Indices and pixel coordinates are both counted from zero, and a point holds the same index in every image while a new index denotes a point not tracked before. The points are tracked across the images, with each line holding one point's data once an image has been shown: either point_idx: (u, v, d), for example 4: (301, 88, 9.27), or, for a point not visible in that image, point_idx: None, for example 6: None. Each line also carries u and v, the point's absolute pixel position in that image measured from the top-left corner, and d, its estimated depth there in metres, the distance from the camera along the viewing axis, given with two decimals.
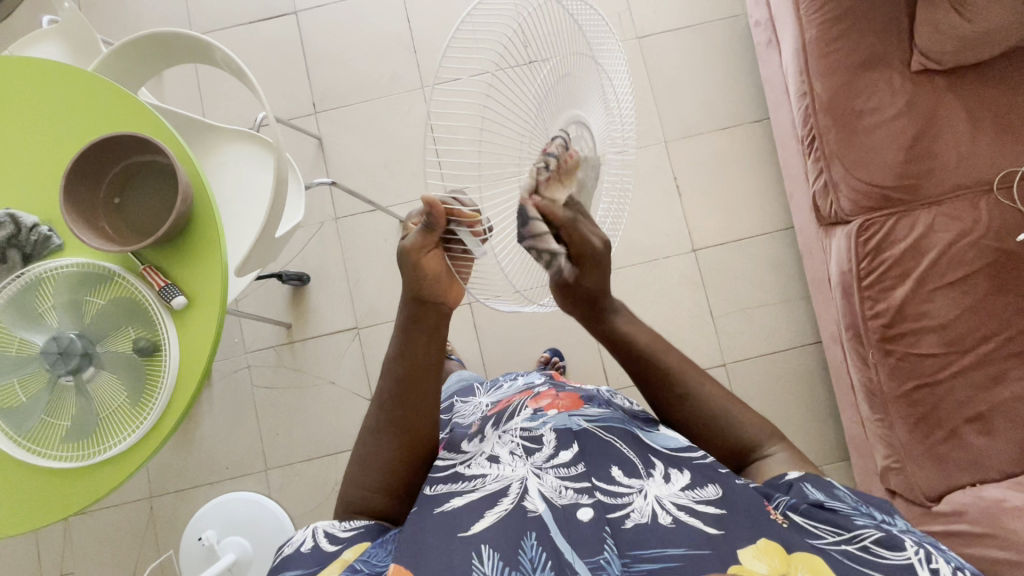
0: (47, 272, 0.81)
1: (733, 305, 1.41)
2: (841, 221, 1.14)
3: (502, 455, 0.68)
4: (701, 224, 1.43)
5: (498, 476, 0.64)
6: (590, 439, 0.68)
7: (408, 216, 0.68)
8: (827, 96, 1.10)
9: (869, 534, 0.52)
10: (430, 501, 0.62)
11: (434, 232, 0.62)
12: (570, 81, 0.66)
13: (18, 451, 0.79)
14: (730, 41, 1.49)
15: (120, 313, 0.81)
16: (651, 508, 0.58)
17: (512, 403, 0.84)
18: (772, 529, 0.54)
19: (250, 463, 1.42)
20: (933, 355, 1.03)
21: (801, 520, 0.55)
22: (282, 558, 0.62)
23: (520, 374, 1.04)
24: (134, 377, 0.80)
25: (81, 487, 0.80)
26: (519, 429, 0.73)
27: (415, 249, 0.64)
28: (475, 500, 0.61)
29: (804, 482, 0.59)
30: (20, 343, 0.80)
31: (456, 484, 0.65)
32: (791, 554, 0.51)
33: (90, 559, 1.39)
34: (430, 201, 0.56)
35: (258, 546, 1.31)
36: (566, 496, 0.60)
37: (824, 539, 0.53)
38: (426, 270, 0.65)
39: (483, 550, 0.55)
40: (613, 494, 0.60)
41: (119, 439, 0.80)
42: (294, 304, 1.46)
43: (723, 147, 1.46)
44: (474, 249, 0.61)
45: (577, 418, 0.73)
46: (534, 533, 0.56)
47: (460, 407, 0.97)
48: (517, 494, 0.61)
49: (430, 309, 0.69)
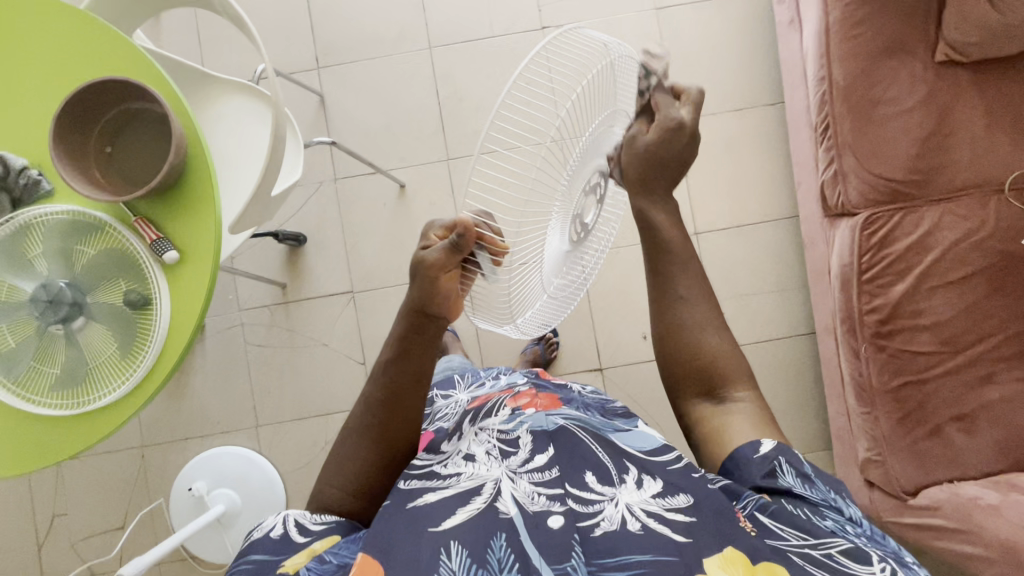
0: (35, 218, 0.80)
1: (730, 291, 1.40)
2: (845, 215, 1.12)
3: (478, 455, 0.71)
4: (706, 207, 1.42)
5: (472, 475, 0.67)
6: (563, 442, 0.70)
7: (430, 226, 0.71)
8: (844, 83, 1.07)
9: (837, 544, 0.54)
10: (403, 497, 0.65)
11: (459, 252, 0.66)
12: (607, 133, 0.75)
13: (8, 396, 0.79)
14: (751, 17, 1.43)
15: (111, 263, 0.80)
16: (621, 516, 0.60)
17: (491, 400, 0.88)
18: (740, 538, 0.56)
19: (241, 419, 1.44)
20: (925, 353, 1.04)
21: (767, 520, 0.58)
22: (248, 541, 0.64)
23: (501, 375, 1.07)
24: (123, 328, 0.80)
25: (68, 437, 0.80)
26: (496, 430, 0.76)
27: (436, 267, 0.67)
28: (449, 496, 0.64)
29: (781, 458, 0.62)
30: (8, 289, 0.80)
31: (431, 481, 0.68)
32: (755, 564, 0.54)
33: (82, 502, 1.42)
34: (466, 224, 0.63)
35: (246, 498, 1.36)
36: (537, 502, 0.63)
37: (788, 542, 0.55)
38: (441, 288, 0.67)
39: (452, 546, 0.58)
40: (585, 501, 0.62)
41: (109, 389, 0.80)
42: (290, 263, 1.45)
43: (735, 129, 1.42)
44: (489, 273, 0.68)
45: (553, 419, 0.75)
46: (503, 534, 0.59)
47: (439, 403, 0.98)
48: (491, 495, 0.64)
49: (431, 323, 0.71)
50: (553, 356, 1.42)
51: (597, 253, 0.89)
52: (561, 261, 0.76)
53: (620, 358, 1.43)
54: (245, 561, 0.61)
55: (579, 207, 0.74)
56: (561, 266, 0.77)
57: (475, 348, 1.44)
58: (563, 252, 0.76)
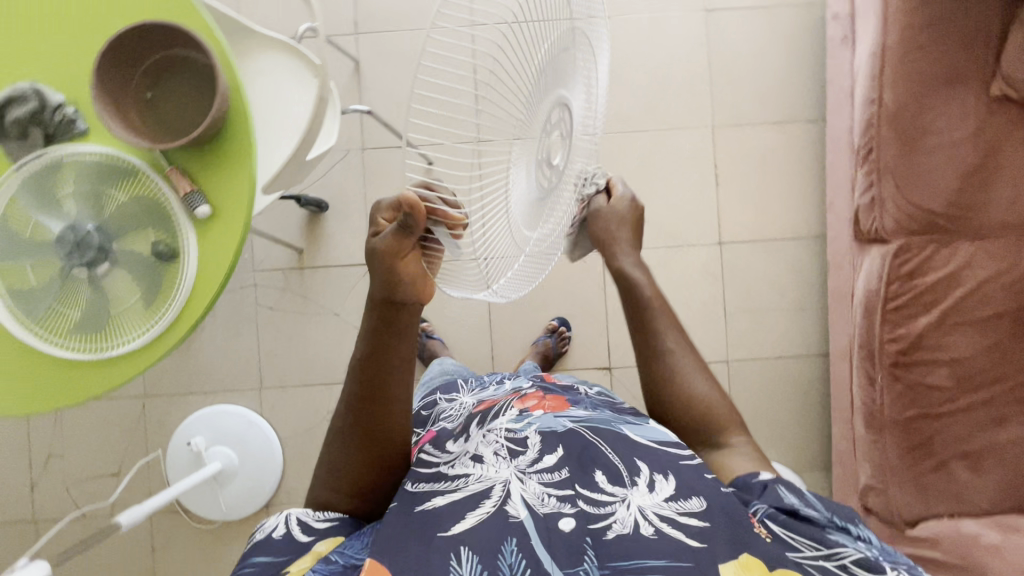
0: (67, 157, 0.79)
1: (748, 304, 1.40)
2: (876, 241, 1.11)
3: (485, 455, 0.75)
4: (733, 218, 1.41)
5: (481, 476, 0.72)
6: (570, 443, 0.75)
7: (376, 209, 0.64)
8: (894, 107, 1.05)
9: (848, 555, 0.59)
10: (412, 498, 0.69)
11: (411, 233, 0.60)
12: (564, 57, 0.64)
13: (26, 335, 0.78)
14: (802, 29, 1.40)
15: (141, 210, 0.79)
16: (633, 519, 0.65)
17: (498, 403, 0.90)
18: (755, 544, 0.61)
19: (245, 380, 1.43)
20: (941, 388, 1.04)
21: (780, 530, 0.63)
22: (254, 543, 0.70)
23: (505, 377, 1.09)
24: (148, 277, 0.79)
25: (83, 381, 0.79)
26: (503, 431, 0.79)
27: (390, 252, 0.62)
28: (456, 501, 0.68)
29: (777, 484, 0.66)
30: (35, 227, 0.78)
31: (438, 484, 0.72)
32: (773, 570, 0.59)
33: (80, 446, 1.42)
34: (411, 200, 0.54)
35: (241, 458, 1.39)
36: (547, 504, 0.68)
37: (803, 553, 0.60)
38: (402, 272, 0.63)
39: (462, 551, 0.62)
40: (596, 503, 0.67)
41: (130, 338, 0.78)
42: (309, 229, 1.43)
43: (771, 141, 1.41)
44: (451, 249, 0.59)
45: (561, 420, 0.80)
46: (514, 539, 0.63)
47: (443, 404, 1.00)
48: (500, 497, 0.68)
49: (402, 310, 0.67)
50: (564, 349, 1.41)
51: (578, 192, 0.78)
52: (533, 209, 0.65)
53: (630, 359, 1.42)
54: (251, 562, 0.67)
55: (543, 149, 0.64)
56: (534, 216, 0.65)
57: (487, 335, 1.44)
58: (533, 199, 0.64)
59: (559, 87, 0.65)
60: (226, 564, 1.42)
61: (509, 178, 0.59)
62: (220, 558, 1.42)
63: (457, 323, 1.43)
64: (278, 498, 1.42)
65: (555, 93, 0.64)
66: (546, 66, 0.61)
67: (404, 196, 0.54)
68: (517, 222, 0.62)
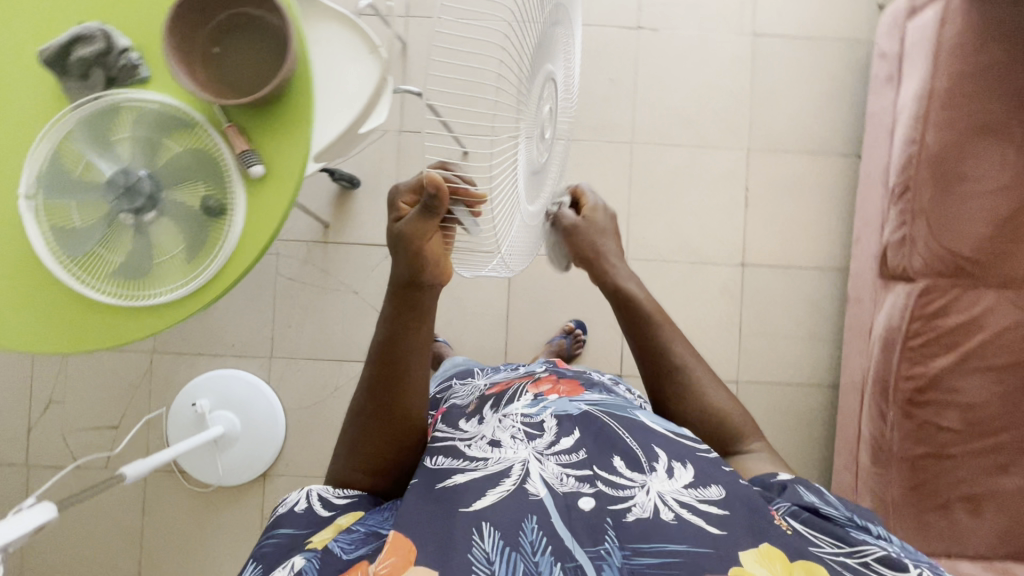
0: (126, 101, 0.78)
1: (763, 328, 1.41)
2: (901, 278, 1.13)
3: (503, 439, 0.74)
4: (759, 241, 1.42)
5: (500, 458, 0.71)
6: (587, 427, 0.76)
7: (396, 191, 0.65)
8: (935, 151, 1.07)
9: (871, 552, 0.59)
10: (432, 475, 0.69)
11: (435, 215, 0.62)
12: (552, 32, 0.69)
13: (63, 274, 0.77)
14: (846, 64, 1.42)
15: (194, 162, 0.79)
16: (653, 504, 0.65)
17: (512, 386, 0.93)
18: (775, 535, 0.61)
19: (256, 347, 1.43)
20: (952, 430, 1.05)
21: (802, 528, 0.63)
22: (278, 516, 0.72)
23: (520, 364, 1.12)
24: (195, 230, 0.78)
25: (115, 326, 0.79)
26: (519, 415, 0.79)
27: (415, 235, 0.64)
28: (478, 478, 0.68)
29: (797, 485, 0.68)
30: (86, 167, 0.78)
31: (458, 462, 0.71)
32: (793, 561, 0.58)
33: (82, 395, 1.41)
34: (435, 180, 0.57)
35: (244, 424, 1.38)
36: (566, 483, 0.68)
37: (825, 549, 0.60)
38: (426, 252, 0.66)
39: (484, 526, 0.62)
40: (615, 486, 0.68)
41: (170, 288, 0.78)
42: (337, 204, 1.43)
43: (804, 171, 1.42)
44: (469, 225, 0.64)
45: (577, 403, 0.82)
46: (534, 517, 0.63)
47: (457, 389, 1.04)
48: (519, 477, 0.68)
49: (423, 291, 0.70)
50: (578, 352, 1.41)
51: (557, 168, 0.87)
52: (530, 184, 0.73)
53: None
54: (274, 535, 0.69)
55: (539, 128, 0.71)
56: (531, 190, 0.74)
57: (503, 330, 1.44)
58: (530, 176, 0.72)
59: (549, 63, 0.70)
60: (217, 530, 1.41)
61: (517, 160, 0.65)
62: (211, 523, 1.41)
63: (474, 315, 1.44)
64: (277, 469, 1.41)
65: (546, 69, 0.69)
66: (540, 44, 0.66)
67: (425, 174, 0.57)
68: (519, 197, 0.70)
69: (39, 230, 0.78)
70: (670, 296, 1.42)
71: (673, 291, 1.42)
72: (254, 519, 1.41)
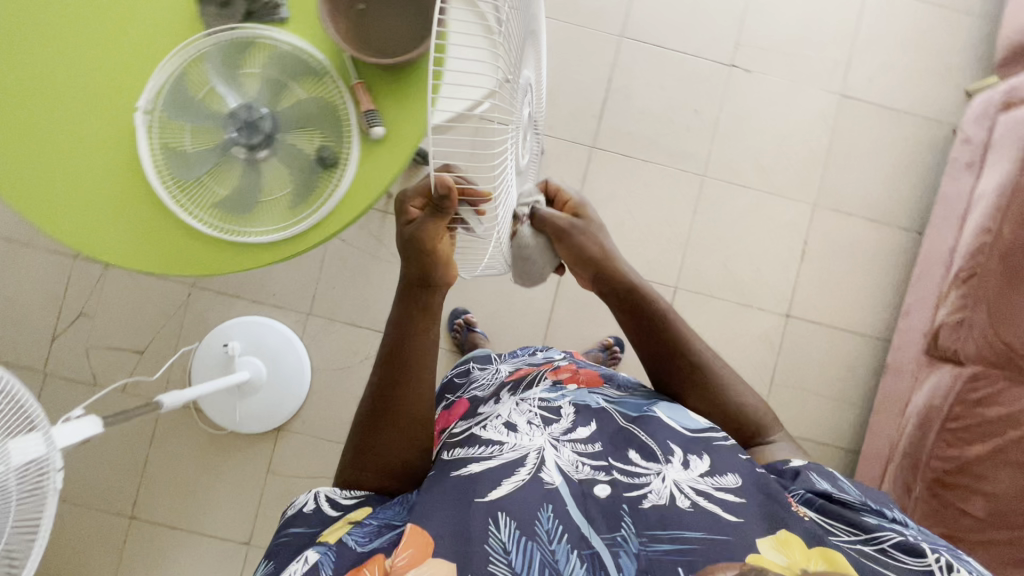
0: (261, 38, 0.78)
1: (795, 381, 1.43)
2: (950, 360, 1.15)
3: (519, 423, 0.72)
4: (807, 296, 1.44)
5: (516, 445, 0.68)
6: (606, 421, 0.74)
7: (404, 197, 0.66)
8: (1010, 243, 1.07)
9: (888, 538, 0.59)
10: (446, 466, 0.67)
11: (445, 215, 0.62)
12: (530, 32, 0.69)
13: (166, 195, 0.78)
14: (924, 142, 1.45)
15: (315, 111, 0.78)
16: (669, 491, 0.62)
17: (532, 373, 0.94)
18: (796, 523, 0.59)
19: (295, 301, 1.43)
20: (973, 517, 1.06)
21: (817, 516, 0.62)
22: (287, 518, 0.69)
23: (540, 350, 1.13)
24: (304, 177, 0.78)
25: (208, 257, 0.79)
26: (537, 400, 0.78)
27: (428, 236, 0.65)
28: (493, 467, 0.64)
29: (810, 471, 0.67)
30: (209, 93, 0.78)
31: (473, 450, 0.69)
32: (812, 549, 0.57)
33: (113, 314, 1.40)
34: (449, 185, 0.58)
35: (269, 375, 1.37)
36: (582, 471, 0.66)
37: (841, 537, 0.59)
38: (438, 252, 0.66)
39: (500, 517, 0.59)
40: (630, 474, 0.65)
41: (267, 229, 0.79)
42: (405, 178, 1.44)
43: (863, 236, 1.44)
44: (476, 224, 0.68)
45: (595, 397, 0.80)
46: (550, 506, 0.61)
47: (477, 373, 1.04)
48: (534, 465, 0.65)
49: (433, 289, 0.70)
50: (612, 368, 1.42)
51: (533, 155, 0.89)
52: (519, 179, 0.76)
53: None
54: (285, 535, 0.67)
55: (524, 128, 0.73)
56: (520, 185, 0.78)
57: (541, 333, 1.44)
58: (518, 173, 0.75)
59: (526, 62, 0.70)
60: (220, 475, 1.40)
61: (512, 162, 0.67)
62: (217, 467, 1.41)
63: (517, 313, 1.44)
64: (292, 426, 1.41)
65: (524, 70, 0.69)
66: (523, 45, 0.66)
67: (433, 179, 0.57)
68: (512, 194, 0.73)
69: (150, 148, 0.78)
70: (711, 332, 1.43)
71: (715, 328, 1.43)
72: (259, 472, 1.40)
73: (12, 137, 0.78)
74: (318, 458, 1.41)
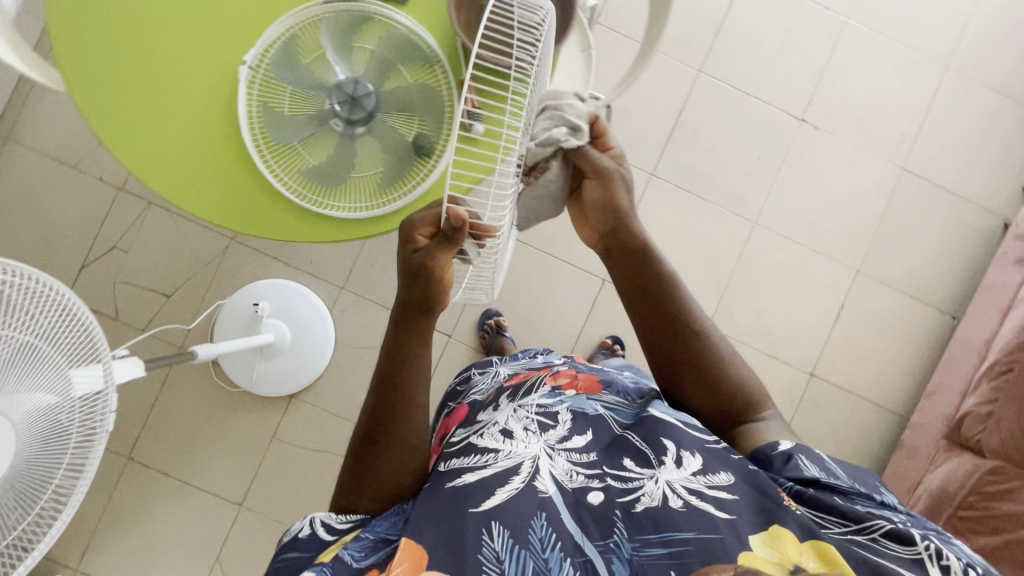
0: (379, 14, 0.76)
1: (807, 439, 1.43)
2: (972, 449, 1.16)
3: (515, 430, 0.66)
4: (833, 359, 1.45)
5: (510, 452, 0.62)
6: (602, 429, 0.69)
7: (416, 223, 0.64)
8: None
9: (878, 526, 0.51)
10: (443, 477, 0.62)
11: (452, 241, 0.60)
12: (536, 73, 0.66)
13: (255, 154, 0.77)
14: (974, 229, 1.46)
15: (419, 96, 0.76)
16: (661, 493, 0.57)
17: (531, 377, 0.83)
18: (787, 515, 0.53)
19: (331, 273, 1.42)
20: None
21: (807, 511, 0.54)
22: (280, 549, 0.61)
23: (540, 352, 1.04)
24: (397, 160, 0.77)
25: (289, 224, 0.79)
26: (534, 406, 0.71)
27: (431, 260, 0.62)
28: (485, 477, 0.59)
29: (800, 455, 0.59)
30: (317, 61, 0.77)
31: (469, 460, 0.63)
32: (803, 542, 0.51)
33: (147, 252, 1.38)
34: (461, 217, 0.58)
35: (292, 341, 1.36)
36: (575, 480, 0.61)
37: (831, 530, 0.52)
38: (439, 279, 0.63)
39: (494, 526, 0.54)
40: (623, 479, 0.60)
41: (352, 205, 0.78)
42: None
43: (898, 310, 1.45)
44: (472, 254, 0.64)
45: (593, 402, 0.74)
46: (545, 514, 0.56)
47: (477, 378, 0.95)
48: (528, 473, 0.60)
49: (428, 315, 0.66)
50: None
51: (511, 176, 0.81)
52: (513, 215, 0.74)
53: None
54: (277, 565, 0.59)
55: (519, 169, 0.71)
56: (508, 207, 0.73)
57: (567, 349, 1.44)
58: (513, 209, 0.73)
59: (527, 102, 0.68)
60: (224, 433, 1.39)
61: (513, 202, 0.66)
62: (223, 423, 1.39)
63: (548, 324, 1.45)
64: (305, 395, 1.40)
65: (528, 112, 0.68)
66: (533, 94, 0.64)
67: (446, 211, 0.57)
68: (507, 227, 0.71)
69: (248, 105, 0.77)
70: None
71: None
72: (264, 436, 1.39)
73: (113, 73, 0.77)
74: (326, 432, 1.40)
